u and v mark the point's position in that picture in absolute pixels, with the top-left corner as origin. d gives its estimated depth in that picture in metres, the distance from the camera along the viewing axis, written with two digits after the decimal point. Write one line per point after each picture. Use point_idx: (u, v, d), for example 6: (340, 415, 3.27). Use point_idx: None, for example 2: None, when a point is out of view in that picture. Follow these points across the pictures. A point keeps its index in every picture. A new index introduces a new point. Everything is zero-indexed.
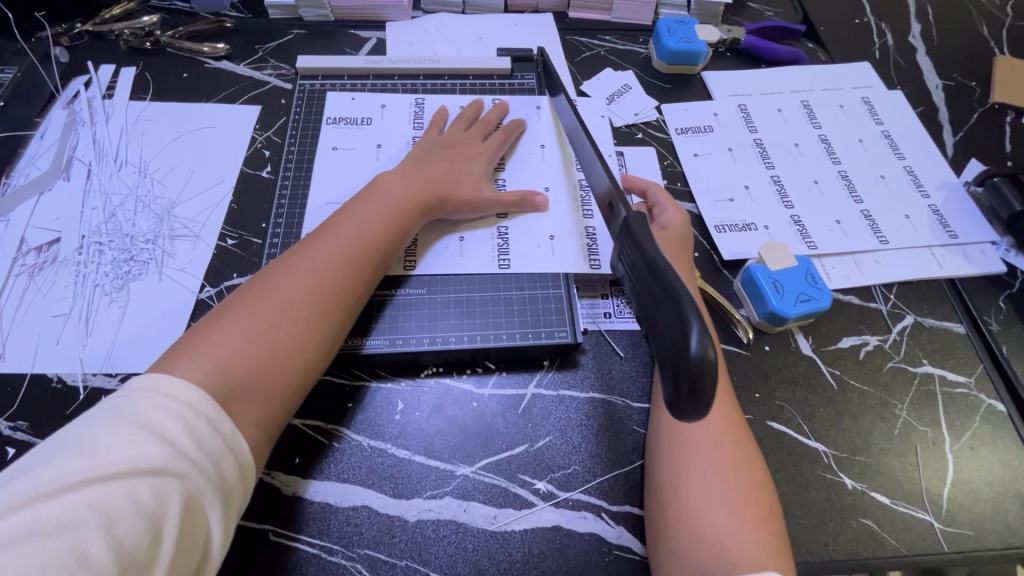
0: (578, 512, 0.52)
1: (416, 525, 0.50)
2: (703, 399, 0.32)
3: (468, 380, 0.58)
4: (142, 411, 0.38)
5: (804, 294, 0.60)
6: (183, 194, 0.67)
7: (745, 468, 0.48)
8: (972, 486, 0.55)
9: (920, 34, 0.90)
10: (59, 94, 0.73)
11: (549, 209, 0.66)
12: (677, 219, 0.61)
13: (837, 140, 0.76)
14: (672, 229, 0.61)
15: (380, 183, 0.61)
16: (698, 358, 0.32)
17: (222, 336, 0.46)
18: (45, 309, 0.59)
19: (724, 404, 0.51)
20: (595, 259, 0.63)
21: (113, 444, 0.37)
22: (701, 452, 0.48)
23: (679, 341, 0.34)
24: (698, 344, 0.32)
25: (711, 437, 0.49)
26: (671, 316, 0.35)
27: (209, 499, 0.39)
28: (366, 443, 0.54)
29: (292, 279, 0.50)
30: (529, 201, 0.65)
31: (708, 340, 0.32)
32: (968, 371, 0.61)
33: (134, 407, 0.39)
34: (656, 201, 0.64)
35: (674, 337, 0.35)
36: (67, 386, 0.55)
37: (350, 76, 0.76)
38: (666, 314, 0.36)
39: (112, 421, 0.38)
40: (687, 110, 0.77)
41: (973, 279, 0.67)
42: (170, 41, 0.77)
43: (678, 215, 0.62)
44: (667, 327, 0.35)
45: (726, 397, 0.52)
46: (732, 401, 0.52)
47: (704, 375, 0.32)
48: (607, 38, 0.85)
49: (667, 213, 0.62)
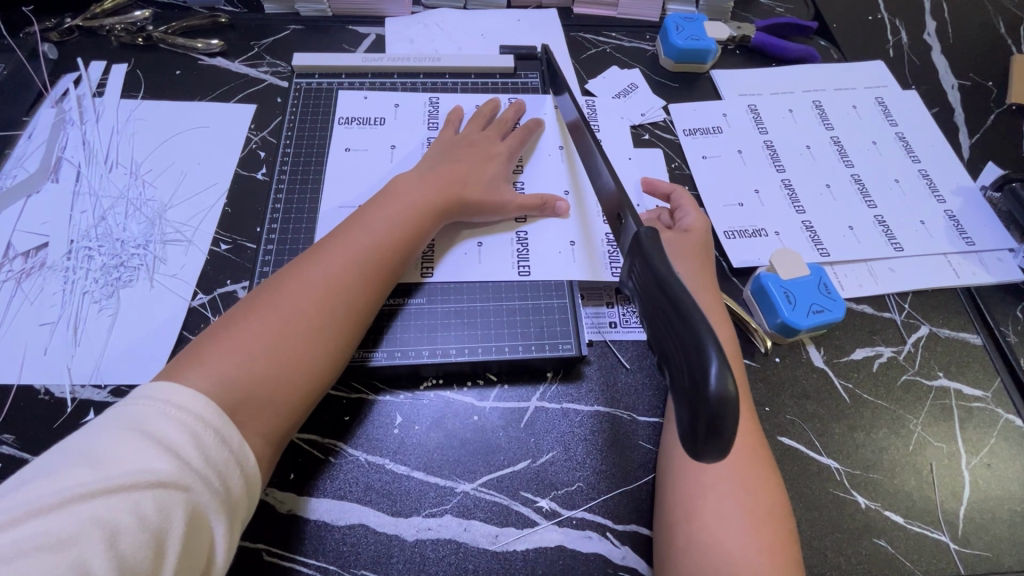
0: (583, 531, 0.50)
1: (415, 544, 0.49)
2: (721, 433, 0.31)
3: (469, 393, 0.56)
4: (148, 420, 0.37)
5: (817, 304, 0.58)
6: (176, 197, 0.64)
7: (762, 486, 0.46)
8: (989, 506, 0.53)
9: (935, 31, 0.87)
10: (47, 92, 0.71)
11: (569, 215, 0.64)
12: (699, 224, 0.60)
13: (850, 142, 0.74)
14: (695, 234, 0.59)
15: (396, 186, 0.59)
16: (716, 395, 0.31)
17: (233, 344, 0.44)
18: (32, 316, 0.57)
19: (744, 417, 0.49)
20: (611, 266, 0.61)
21: (117, 454, 0.35)
22: (715, 467, 0.47)
23: (696, 371, 0.32)
24: (716, 380, 0.31)
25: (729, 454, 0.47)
26: (685, 344, 0.34)
27: (214, 512, 0.37)
28: (364, 459, 0.52)
29: (305, 285, 0.48)
30: (551, 206, 0.63)
31: (727, 373, 0.31)
32: (984, 385, 0.59)
33: (139, 418, 0.37)
34: (678, 205, 0.62)
35: (689, 366, 0.33)
36: (54, 398, 0.53)
37: (348, 74, 0.74)
38: (680, 341, 0.34)
39: (117, 430, 0.36)
40: (695, 110, 0.75)
41: (989, 288, 0.65)
42: (163, 37, 0.75)
43: (701, 221, 0.60)
44: (682, 355, 0.34)
45: (746, 409, 0.50)
46: (751, 414, 0.50)
47: (722, 413, 0.31)
48: (614, 35, 0.82)
49: (690, 215, 0.61)
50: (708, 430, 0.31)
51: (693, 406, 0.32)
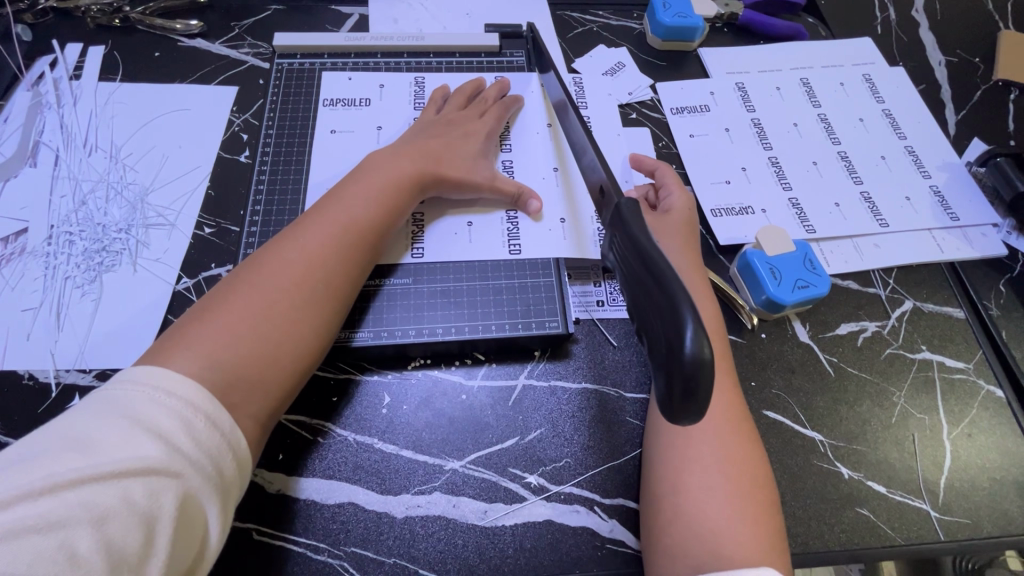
0: (571, 506, 0.50)
1: (404, 521, 0.49)
2: (699, 396, 0.31)
3: (457, 372, 0.56)
4: (138, 406, 0.36)
5: (803, 280, 0.58)
6: (157, 181, 0.64)
7: (746, 458, 0.47)
8: (969, 474, 0.54)
9: (923, 8, 0.87)
10: (22, 75, 0.69)
11: (542, 219, 0.62)
12: (682, 204, 0.60)
13: (837, 119, 0.74)
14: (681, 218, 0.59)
15: (372, 161, 0.58)
16: (693, 358, 0.31)
17: (217, 325, 0.43)
18: (14, 302, 0.56)
19: (728, 392, 0.50)
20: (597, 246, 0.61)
21: (107, 441, 0.34)
22: (699, 441, 0.47)
23: (673, 338, 0.32)
24: (692, 344, 0.31)
25: (712, 428, 0.47)
26: (664, 311, 0.34)
27: (206, 497, 0.37)
28: (352, 439, 0.52)
29: (285, 263, 0.48)
30: (524, 203, 0.62)
31: (703, 337, 0.31)
32: (967, 358, 0.60)
33: (131, 403, 0.37)
34: (663, 182, 0.62)
35: (667, 333, 0.33)
36: (39, 384, 0.53)
37: (331, 54, 0.72)
38: (658, 309, 0.35)
39: (107, 417, 0.36)
40: (683, 89, 0.75)
41: (973, 262, 0.65)
42: (140, 18, 0.74)
43: (684, 199, 0.60)
44: (660, 322, 0.34)
45: (730, 381, 0.50)
46: (735, 389, 0.50)
47: (698, 376, 0.31)
48: (600, 14, 0.82)
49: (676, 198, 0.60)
50: (685, 393, 0.32)
51: (669, 369, 0.32)
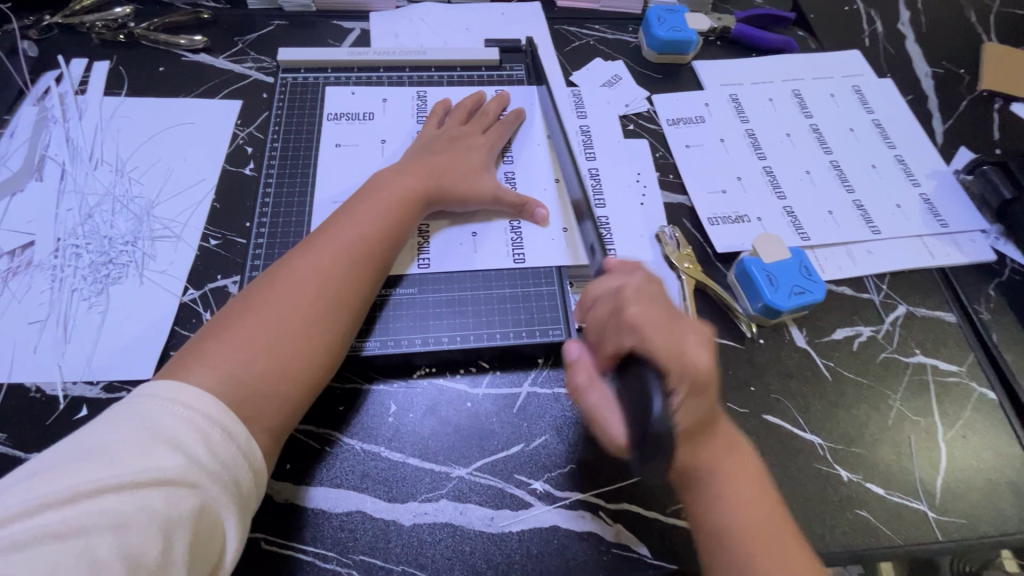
0: (576, 512, 0.51)
1: (412, 528, 0.50)
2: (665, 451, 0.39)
3: (463, 379, 0.57)
4: (158, 419, 0.37)
5: (799, 286, 0.59)
6: (163, 194, 0.64)
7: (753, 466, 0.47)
8: (965, 475, 0.55)
9: (909, 21, 0.89)
10: (27, 90, 0.70)
11: (547, 225, 0.64)
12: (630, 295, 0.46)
13: (828, 129, 0.75)
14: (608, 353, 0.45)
15: (378, 178, 0.59)
16: (660, 423, 0.39)
17: (232, 341, 0.44)
18: (21, 314, 0.57)
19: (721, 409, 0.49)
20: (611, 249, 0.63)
21: (128, 452, 0.35)
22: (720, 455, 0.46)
23: (643, 407, 0.40)
24: (659, 412, 0.39)
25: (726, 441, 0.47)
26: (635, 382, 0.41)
27: (223, 506, 0.37)
28: (359, 447, 0.53)
29: (297, 280, 0.49)
30: (529, 210, 0.63)
31: (668, 405, 0.39)
32: (959, 361, 0.61)
33: (149, 416, 0.38)
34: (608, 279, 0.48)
35: (638, 400, 0.40)
36: (47, 396, 0.53)
37: (334, 69, 0.74)
38: (629, 384, 0.42)
39: (127, 428, 0.37)
40: (678, 100, 0.76)
41: (963, 267, 0.67)
42: (145, 34, 0.75)
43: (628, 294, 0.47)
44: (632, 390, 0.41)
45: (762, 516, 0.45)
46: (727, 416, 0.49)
47: (665, 437, 0.39)
48: (596, 28, 0.83)
49: (612, 327, 0.45)
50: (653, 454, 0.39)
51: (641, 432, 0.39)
